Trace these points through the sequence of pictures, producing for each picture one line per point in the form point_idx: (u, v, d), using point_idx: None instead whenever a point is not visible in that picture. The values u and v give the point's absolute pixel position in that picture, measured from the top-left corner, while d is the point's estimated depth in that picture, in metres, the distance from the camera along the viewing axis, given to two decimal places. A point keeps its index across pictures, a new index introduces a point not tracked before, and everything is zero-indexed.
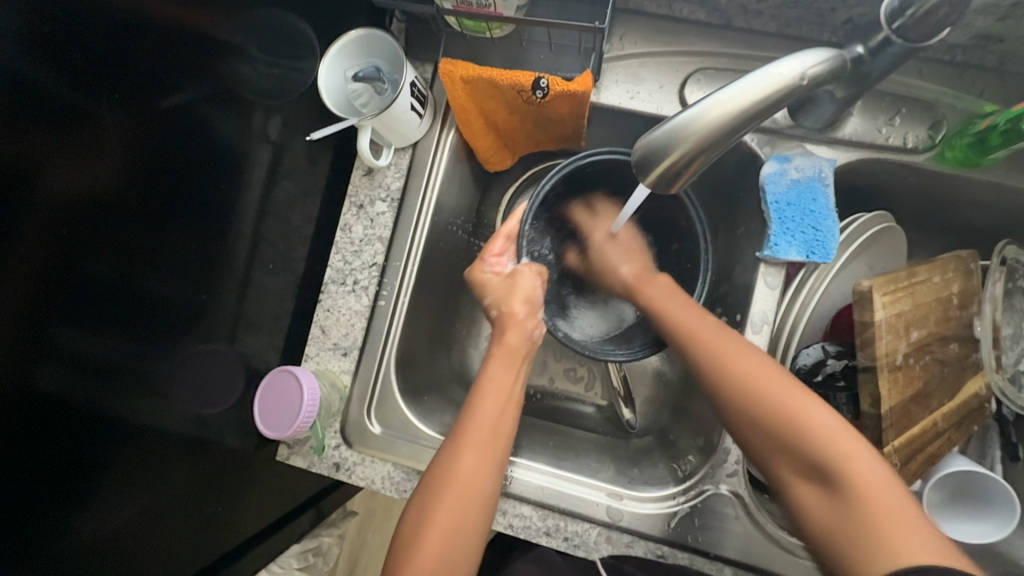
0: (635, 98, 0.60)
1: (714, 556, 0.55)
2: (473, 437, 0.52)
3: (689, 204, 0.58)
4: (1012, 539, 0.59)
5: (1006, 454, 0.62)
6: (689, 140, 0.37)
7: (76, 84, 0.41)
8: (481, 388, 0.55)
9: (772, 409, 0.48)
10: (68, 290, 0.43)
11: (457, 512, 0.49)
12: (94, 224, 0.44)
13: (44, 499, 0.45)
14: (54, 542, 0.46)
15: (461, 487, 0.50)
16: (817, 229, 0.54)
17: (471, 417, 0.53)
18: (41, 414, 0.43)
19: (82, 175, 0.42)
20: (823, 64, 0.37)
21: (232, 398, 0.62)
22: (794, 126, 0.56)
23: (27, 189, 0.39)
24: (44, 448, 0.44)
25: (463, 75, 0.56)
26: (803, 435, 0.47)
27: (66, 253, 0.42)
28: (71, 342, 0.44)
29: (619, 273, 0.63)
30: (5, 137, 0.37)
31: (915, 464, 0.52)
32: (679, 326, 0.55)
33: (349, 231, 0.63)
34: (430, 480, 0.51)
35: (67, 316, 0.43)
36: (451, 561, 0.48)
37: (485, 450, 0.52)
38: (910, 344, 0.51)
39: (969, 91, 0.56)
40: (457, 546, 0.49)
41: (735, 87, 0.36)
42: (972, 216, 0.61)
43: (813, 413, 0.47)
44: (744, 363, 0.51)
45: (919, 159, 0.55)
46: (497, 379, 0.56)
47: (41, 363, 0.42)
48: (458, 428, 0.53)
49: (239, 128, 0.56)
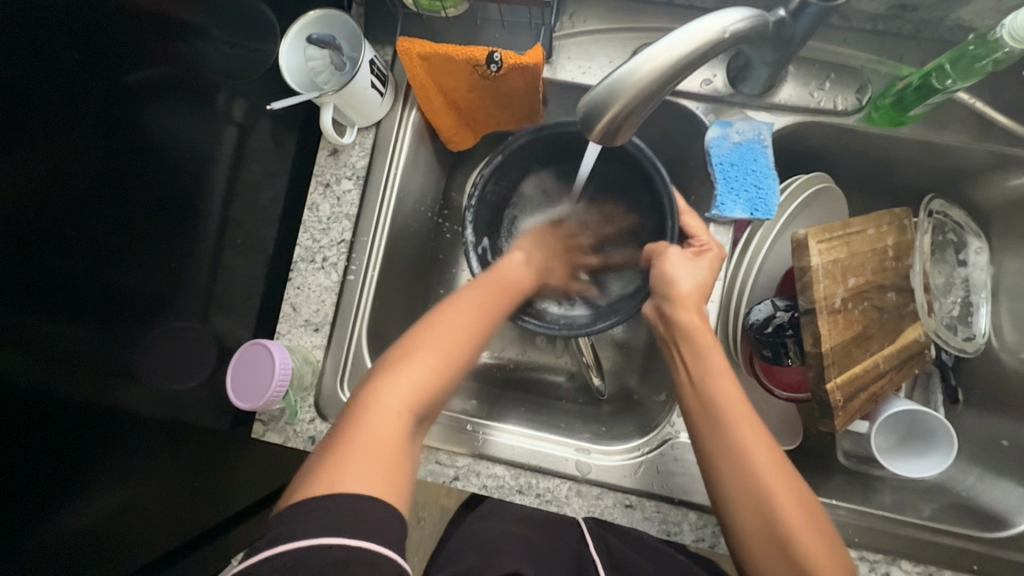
0: (586, 73, 0.64)
1: (679, 502, 0.57)
2: (485, 293, 0.56)
3: (639, 152, 0.57)
4: (957, 475, 0.63)
5: (946, 397, 0.66)
6: (629, 92, 0.39)
7: (31, 63, 0.41)
8: (496, 273, 0.58)
9: (766, 497, 0.46)
10: (51, 280, 0.45)
11: (464, 340, 0.52)
12: (65, 206, 0.45)
13: (26, 484, 0.45)
14: (38, 528, 0.46)
15: (471, 324, 0.53)
16: (759, 187, 0.58)
17: (481, 283, 0.57)
18: (29, 404, 0.44)
19: (45, 151, 0.43)
20: (744, 21, 0.41)
21: (204, 373, 0.63)
22: (735, 94, 0.61)
23: (15, 162, 0.41)
24: (29, 434, 0.45)
25: (420, 52, 0.59)
26: (746, 455, 0.47)
27: (44, 214, 0.43)
28: (48, 334, 0.46)
29: (668, 285, 0.54)
30: None
31: (858, 402, 0.56)
32: (716, 390, 0.50)
33: (317, 210, 0.65)
34: (436, 324, 0.53)
35: (36, 305, 0.44)
36: (448, 382, 0.51)
37: (493, 318, 0.55)
38: (848, 289, 0.55)
39: (890, 56, 0.61)
40: (445, 388, 0.51)
41: (668, 41, 0.38)
42: (902, 175, 0.66)
43: (805, 518, 0.46)
44: (727, 396, 0.50)
45: (850, 120, 0.60)
46: (513, 270, 0.59)
47: (24, 359, 0.44)
48: (474, 291, 0.56)
49: (205, 109, 0.57)
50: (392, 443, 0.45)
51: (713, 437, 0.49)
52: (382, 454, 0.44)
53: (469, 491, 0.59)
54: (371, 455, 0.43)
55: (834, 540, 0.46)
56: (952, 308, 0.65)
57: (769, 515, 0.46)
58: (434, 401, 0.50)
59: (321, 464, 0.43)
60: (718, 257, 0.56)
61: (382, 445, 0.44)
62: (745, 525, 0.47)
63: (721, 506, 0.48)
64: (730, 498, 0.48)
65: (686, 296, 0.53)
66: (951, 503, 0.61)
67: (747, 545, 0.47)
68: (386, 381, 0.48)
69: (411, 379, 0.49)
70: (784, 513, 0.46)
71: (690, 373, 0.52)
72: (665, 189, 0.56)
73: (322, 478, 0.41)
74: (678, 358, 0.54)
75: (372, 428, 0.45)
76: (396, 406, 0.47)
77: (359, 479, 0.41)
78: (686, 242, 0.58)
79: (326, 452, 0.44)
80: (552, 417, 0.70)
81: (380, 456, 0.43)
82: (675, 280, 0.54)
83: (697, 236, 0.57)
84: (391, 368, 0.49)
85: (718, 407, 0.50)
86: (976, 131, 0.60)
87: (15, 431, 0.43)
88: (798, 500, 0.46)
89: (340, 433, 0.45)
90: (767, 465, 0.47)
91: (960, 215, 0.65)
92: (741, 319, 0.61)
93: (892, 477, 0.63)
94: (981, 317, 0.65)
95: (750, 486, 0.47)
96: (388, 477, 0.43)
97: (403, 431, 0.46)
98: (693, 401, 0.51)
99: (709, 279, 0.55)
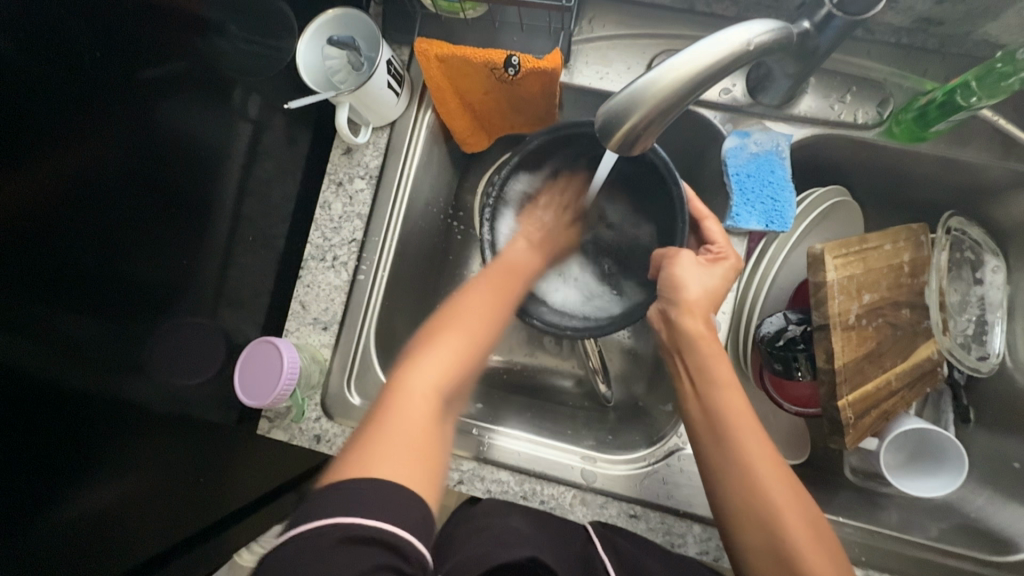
0: (604, 78, 0.64)
1: (684, 514, 0.57)
2: (496, 279, 0.57)
3: (660, 162, 0.55)
4: (966, 496, 0.62)
5: (958, 415, 0.66)
6: (649, 102, 0.39)
7: (42, 55, 0.41)
8: (508, 261, 0.59)
9: (770, 512, 0.45)
10: (58, 280, 0.45)
11: (484, 324, 0.53)
12: (79, 194, 0.45)
13: (28, 477, 0.45)
14: (45, 516, 0.47)
15: (494, 312, 0.54)
16: (775, 199, 0.58)
17: (497, 268, 0.58)
18: (35, 398, 0.44)
19: (58, 141, 0.42)
20: (769, 33, 0.41)
21: (212, 369, 0.62)
22: (754, 104, 0.61)
23: (28, 157, 0.41)
24: (27, 430, 0.44)
25: (437, 53, 0.59)
26: (751, 471, 0.47)
27: (56, 207, 0.43)
28: (55, 327, 0.45)
29: (680, 295, 0.53)
30: (10, 105, 0.39)
31: (870, 419, 0.55)
32: (726, 403, 0.50)
33: (329, 208, 0.64)
34: (457, 313, 0.53)
35: (50, 292, 0.44)
36: (473, 366, 0.52)
37: (512, 305, 0.56)
38: (863, 305, 0.55)
39: (913, 70, 0.61)
40: (468, 373, 0.51)
41: (690, 51, 0.38)
42: (920, 191, 0.66)
43: (805, 535, 0.45)
44: (734, 411, 0.49)
45: (869, 134, 0.60)
46: (522, 258, 0.60)
47: (31, 352, 0.44)
48: (495, 284, 0.57)
49: (220, 105, 0.57)
50: (424, 425, 0.45)
51: (718, 451, 0.49)
52: (416, 434, 0.44)
53: (473, 495, 0.59)
54: (406, 434, 0.44)
55: (840, 553, 0.46)
56: (967, 326, 0.64)
57: (774, 532, 0.45)
58: (459, 386, 0.50)
59: (358, 447, 0.43)
60: (733, 267, 0.55)
61: (415, 425, 0.45)
62: (749, 539, 0.46)
63: (724, 518, 0.48)
64: (731, 510, 0.47)
65: (693, 302, 0.53)
66: (958, 524, 0.60)
67: (751, 558, 0.46)
68: (412, 364, 0.49)
69: (438, 359, 0.49)
70: (789, 530, 0.45)
71: (695, 386, 0.52)
72: (678, 196, 0.54)
73: (357, 464, 0.41)
74: (683, 368, 0.54)
75: (407, 409, 0.45)
76: (426, 386, 0.47)
77: (398, 460, 0.42)
78: (702, 247, 0.56)
79: (363, 434, 0.44)
80: (558, 423, 0.70)
81: (415, 436, 0.44)
82: (683, 285, 0.53)
83: (715, 241, 0.56)
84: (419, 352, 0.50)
85: (725, 423, 0.49)
86: (999, 149, 0.59)
87: (23, 422, 0.44)
88: (805, 520, 0.45)
89: (369, 421, 0.45)
90: (772, 481, 0.46)
91: (978, 233, 0.64)
92: (752, 332, 0.61)
93: (899, 495, 0.62)
94: (997, 337, 0.64)
95: (754, 500, 0.46)
96: (416, 461, 0.43)
97: (434, 411, 0.47)
98: (700, 416, 0.51)
99: (721, 288, 0.54)
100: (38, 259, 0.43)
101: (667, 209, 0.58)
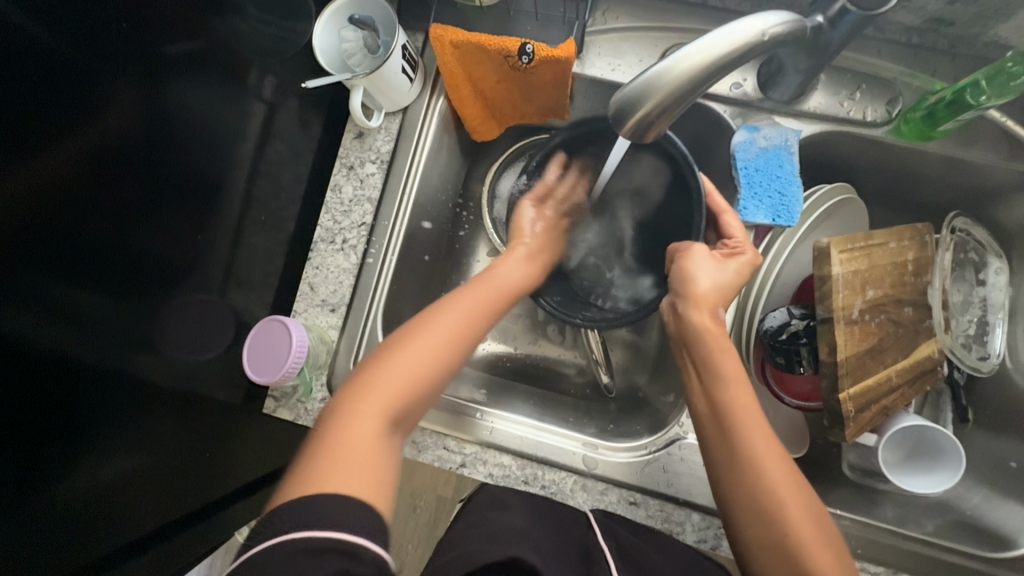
0: (616, 69, 0.64)
1: (684, 502, 0.58)
2: (469, 298, 0.57)
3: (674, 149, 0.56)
4: (961, 493, 0.63)
5: (956, 415, 0.66)
6: (661, 91, 0.39)
7: (56, 26, 0.41)
8: (494, 280, 0.59)
9: (774, 505, 0.46)
10: (82, 255, 0.46)
11: (445, 344, 0.53)
12: (79, 183, 0.44)
13: (45, 445, 0.45)
14: (62, 488, 0.47)
15: (455, 333, 0.54)
16: (782, 194, 0.59)
17: (472, 288, 0.58)
18: (51, 365, 0.45)
19: (60, 122, 0.42)
20: (784, 25, 0.41)
21: (220, 347, 0.63)
22: (763, 99, 0.61)
23: (50, 128, 0.41)
24: (42, 398, 0.44)
25: (452, 40, 0.60)
26: (758, 464, 0.47)
27: (78, 181, 0.44)
28: (76, 301, 0.46)
29: (693, 289, 0.53)
30: (36, 75, 0.40)
31: (870, 414, 0.56)
32: (733, 397, 0.50)
33: (340, 191, 0.65)
34: (422, 329, 0.53)
35: (60, 271, 0.45)
36: (430, 385, 0.52)
37: (481, 324, 0.56)
38: (866, 301, 0.55)
39: (924, 69, 0.61)
40: (427, 391, 0.52)
41: (703, 41, 0.39)
42: (926, 191, 0.67)
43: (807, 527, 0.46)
44: (741, 406, 0.50)
45: (878, 132, 0.60)
46: (508, 277, 0.60)
47: (55, 325, 0.45)
48: (472, 302, 0.57)
49: (236, 85, 0.58)
50: (369, 449, 0.46)
51: (722, 443, 0.50)
52: (358, 457, 0.45)
53: (475, 478, 0.59)
54: (349, 458, 0.44)
55: (839, 544, 0.46)
56: (968, 326, 0.65)
57: (778, 524, 0.46)
58: (414, 406, 0.51)
59: (304, 465, 0.44)
60: (749, 262, 0.55)
61: (360, 449, 0.45)
62: (753, 530, 0.47)
63: (727, 508, 0.49)
64: (732, 503, 0.48)
65: (702, 294, 0.53)
66: (954, 520, 0.61)
67: (753, 547, 0.47)
68: (365, 383, 0.49)
69: (391, 381, 0.49)
70: (791, 521, 0.46)
71: (704, 380, 0.52)
72: (695, 187, 0.56)
73: (304, 480, 0.42)
74: (688, 361, 0.54)
75: (353, 433, 0.46)
76: (374, 408, 0.48)
77: (340, 480, 0.42)
78: (721, 242, 0.58)
79: (309, 454, 0.45)
80: (561, 411, 0.71)
81: (360, 459, 0.44)
82: (694, 278, 0.53)
83: (732, 236, 0.57)
84: (377, 371, 0.50)
85: (732, 417, 0.50)
86: (1006, 149, 0.60)
87: (40, 389, 0.44)
88: (807, 512, 0.46)
89: (317, 442, 0.46)
90: (777, 473, 0.47)
91: (983, 234, 0.65)
92: (755, 326, 0.62)
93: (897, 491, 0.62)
94: (998, 338, 0.64)
95: (756, 494, 0.47)
96: (368, 477, 0.44)
97: (380, 435, 0.47)
98: (706, 409, 0.52)
99: (733, 283, 0.54)
100: (65, 235, 0.44)
101: (683, 202, 0.60)
